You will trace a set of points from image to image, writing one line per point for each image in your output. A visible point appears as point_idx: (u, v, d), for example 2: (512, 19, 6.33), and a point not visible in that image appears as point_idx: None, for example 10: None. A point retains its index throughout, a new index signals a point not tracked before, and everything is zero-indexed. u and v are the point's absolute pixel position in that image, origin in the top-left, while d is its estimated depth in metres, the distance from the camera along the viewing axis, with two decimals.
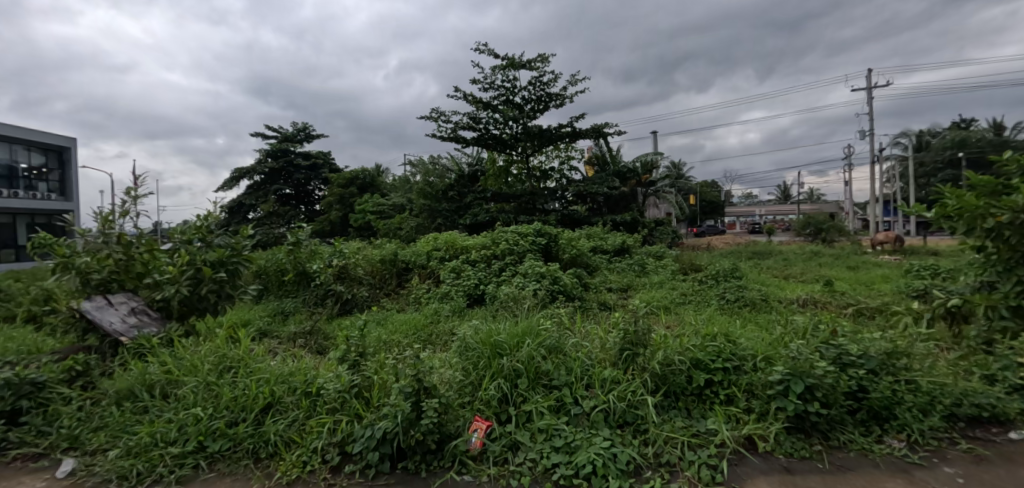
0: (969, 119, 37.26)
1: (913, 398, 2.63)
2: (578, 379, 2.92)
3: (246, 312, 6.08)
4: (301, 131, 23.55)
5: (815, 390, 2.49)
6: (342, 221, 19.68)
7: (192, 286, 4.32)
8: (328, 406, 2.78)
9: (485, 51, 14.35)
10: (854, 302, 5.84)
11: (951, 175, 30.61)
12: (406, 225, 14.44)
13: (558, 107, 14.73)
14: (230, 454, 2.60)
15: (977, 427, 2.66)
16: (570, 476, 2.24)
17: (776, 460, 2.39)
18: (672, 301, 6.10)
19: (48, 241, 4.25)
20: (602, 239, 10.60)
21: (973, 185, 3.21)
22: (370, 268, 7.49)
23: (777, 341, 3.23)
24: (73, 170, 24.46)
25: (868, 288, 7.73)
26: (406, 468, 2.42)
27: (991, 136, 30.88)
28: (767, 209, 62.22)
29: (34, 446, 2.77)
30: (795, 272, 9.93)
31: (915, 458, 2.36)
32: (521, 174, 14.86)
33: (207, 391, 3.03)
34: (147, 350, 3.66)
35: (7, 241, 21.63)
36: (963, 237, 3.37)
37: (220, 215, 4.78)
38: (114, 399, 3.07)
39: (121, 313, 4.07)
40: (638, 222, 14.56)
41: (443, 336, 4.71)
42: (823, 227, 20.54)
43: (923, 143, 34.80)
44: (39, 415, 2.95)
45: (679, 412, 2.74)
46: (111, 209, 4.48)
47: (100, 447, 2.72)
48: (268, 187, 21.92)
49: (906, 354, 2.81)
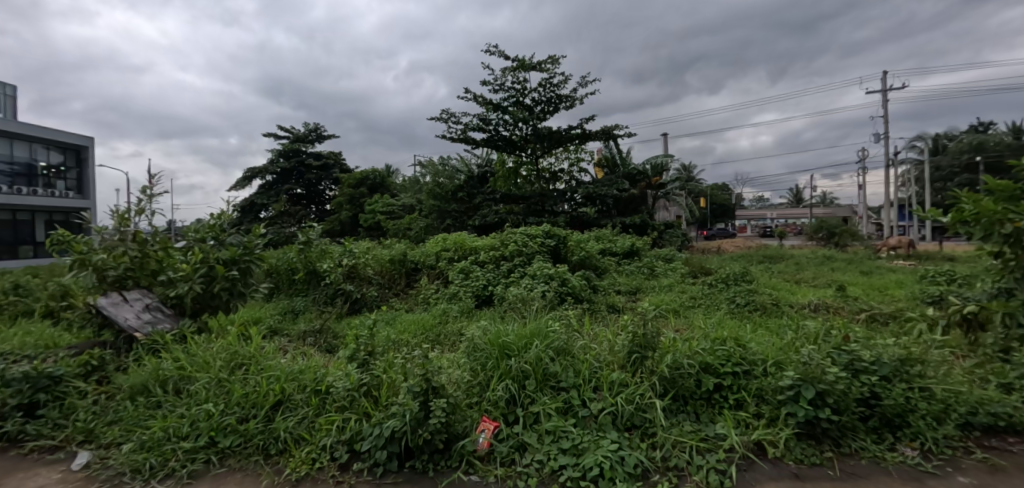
0: (987, 123, 36.73)
1: (926, 405, 2.59)
2: (586, 381, 2.92)
3: (257, 310, 6.14)
4: (313, 131, 23.68)
5: (826, 396, 2.47)
6: (352, 221, 19.86)
7: (205, 284, 4.35)
8: (337, 404, 2.81)
9: (496, 53, 14.52)
10: (867, 307, 5.76)
11: (968, 178, 30.03)
12: (416, 226, 14.62)
13: (568, 108, 14.72)
14: (240, 450, 2.63)
15: (993, 436, 2.61)
16: (578, 478, 2.22)
17: (786, 467, 2.36)
18: (682, 304, 6.07)
19: (66, 238, 4.36)
20: (611, 242, 10.53)
21: (991, 190, 3.14)
22: (379, 268, 7.54)
23: (787, 346, 3.19)
24: (89, 168, 24.85)
25: (880, 294, 7.66)
26: (415, 467, 2.43)
27: (1010, 140, 30.46)
28: (778, 214, 61.72)
29: (49, 439, 2.83)
30: (807, 276, 9.83)
31: (928, 467, 2.32)
32: (530, 175, 14.78)
33: (219, 388, 3.08)
34: (160, 346, 3.72)
35: (24, 237, 22.00)
36: (980, 243, 3.29)
37: (233, 214, 4.83)
38: (127, 393, 3.12)
39: (136, 310, 4.16)
40: (648, 225, 14.48)
41: (452, 337, 4.72)
42: (835, 231, 20.30)
43: (939, 147, 34.31)
44: (55, 408, 3.01)
45: (689, 416, 2.72)
46: (127, 208, 4.57)
47: (112, 441, 2.76)
48: (279, 186, 22.16)
49: (919, 361, 2.78)
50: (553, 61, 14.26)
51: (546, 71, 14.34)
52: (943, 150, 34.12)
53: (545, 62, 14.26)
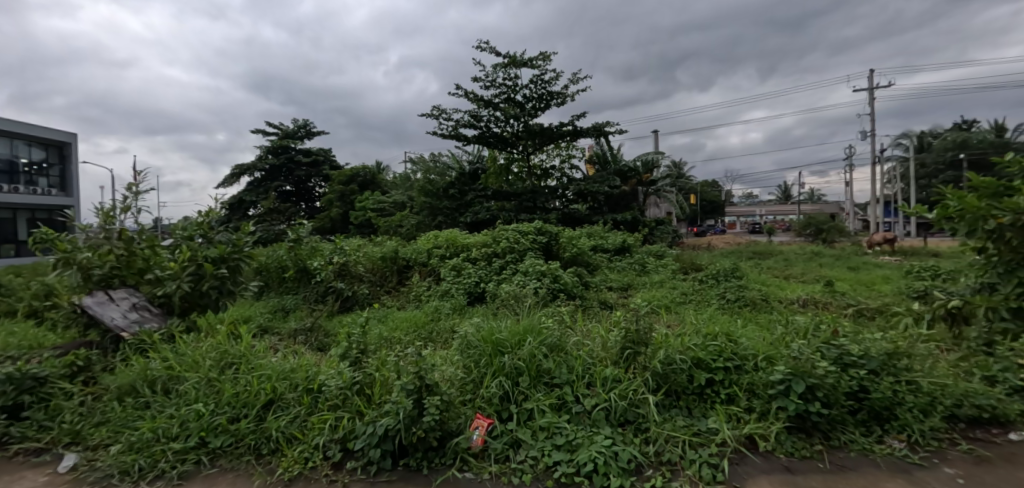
0: (970, 121, 37.37)
1: (913, 398, 2.63)
2: (579, 377, 2.93)
3: (246, 309, 6.08)
4: (302, 128, 23.41)
5: (816, 390, 2.51)
6: (343, 218, 19.68)
7: (194, 282, 4.28)
8: (329, 403, 2.78)
9: (487, 49, 14.47)
10: (855, 302, 5.86)
11: (952, 176, 30.56)
12: (407, 223, 14.58)
13: (559, 105, 14.71)
14: (231, 450, 2.61)
15: (977, 428, 2.67)
16: (571, 474, 2.25)
17: (777, 460, 2.39)
18: (673, 300, 6.10)
19: (50, 236, 4.26)
20: (603, 238, 10.56)
21: (975, 186, 3.19)
22: (370, 265, 7.51)
23: (777, 341, 3.24)
24: (73, 165, 24.40)
25: (868, 289, 7.78)
26: (408, 465, 2.42)
27: (993, 137, 30.98)
28: (766, 210, 62.33)
29: (35, 441, 2.78)
30: (795, 272, 9.93)
31: (916, 458, 2.36)
32: (522, 172, 15.09)
33: (209, 388, 3.04)
34: (148, 346, 3.67)
35: (6, 236, 21.52)
36: (964, 239, 3.36)
37: (221, 211, 4.77)
38: (115, 394, 3.07)
39: (123, 309, 4.09)
40: (639, 222, 14.58)
41: (444, 334, 4.70)
42: (824, 227, 20.55)
43: (924, 144, 34.80)
44: (40, 410, 2.95)
45: (680, 411, 2.74)
46: (112, 205, 4.49)
47: (100, 443, 2.72)
48: (269, 184, 21.95)
49: (906, 355, 2.81)
50: (545, 57, 14.24)
51: (538, 67, 14.30)
52: (928, 147, 34.67)
53: (536, 59, 14.22)
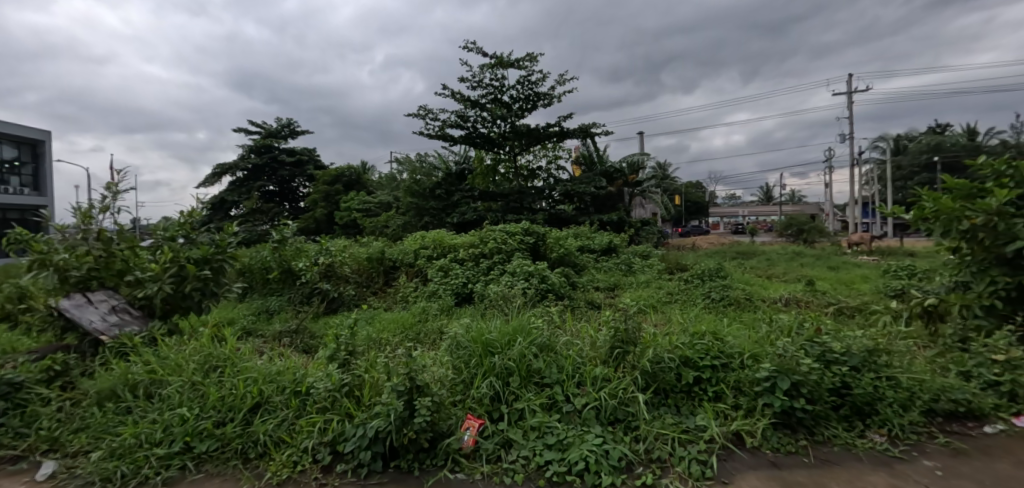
0: (944, 124, 38.54)
1: (893, 394, 2.71)
2: (569, 376, 2.95)
3: (229, 311, 5.97)
4: (285, 127, 23.06)
5: (801, 386, 2.57)
6: (328, 218, 19.46)
7: (176, 284, 4.19)
8: (318, 405, 2.76)
9: (473, 50, 14.45)
10: (835, 301, 6.00)
11: (926, 178, 31.51)
12: (393, 224, 14.47)
13: (546, 106, 14.77)
14: (218, 455, 2.56)
15: (954, 421, 2.76)
16: (563, 473, 2.26)
17: (763, 455, 2.44)
18: (660, 300, 6.17)
19: (24, 236, 4.13)
20: (589, 239, 10.63)
21: (950, 188, 3.29)
22: (357, 266, 7.46)
23: (763, 339, 3.30)
24: (47, 164, 23.70)
25: (847, 288, 7.98)
26: (399, 467, 2.41)
27: (965, 141, 32.02)
28: (749, 210, 63.44)
29: (10, 449, 2.70)
30: (777, 272, 10.14)
31: (897, 452, 2.43)
32: (509, 173, 15.03)
33: (194, 391, 2.98)
34: (129, 349, 3.59)
35: None
36: (939, 239, 3.48)
37: (203, 212, 4.67)
38: (94, 399, 2.98)
39: (102, 311, 3.98)
40: (625, 222, 14.70)
41: (433, 335, 4.68)
42: (805, 228, 20.99)
43: (900, 147, 35.78)
44: (16, 416, 2.86)
45: (669, 409, 2.78)
46: (90, 205, 4.37)
47: (81, 449, 2.65)
48: (251, 183, 21.56)
49: (885, 352, 2.90)
50: (531, 58, 14.28)
51: (524, 68, 14.33)
52: (904, 150, 35.68)
53: (523, 59, 14.25)
